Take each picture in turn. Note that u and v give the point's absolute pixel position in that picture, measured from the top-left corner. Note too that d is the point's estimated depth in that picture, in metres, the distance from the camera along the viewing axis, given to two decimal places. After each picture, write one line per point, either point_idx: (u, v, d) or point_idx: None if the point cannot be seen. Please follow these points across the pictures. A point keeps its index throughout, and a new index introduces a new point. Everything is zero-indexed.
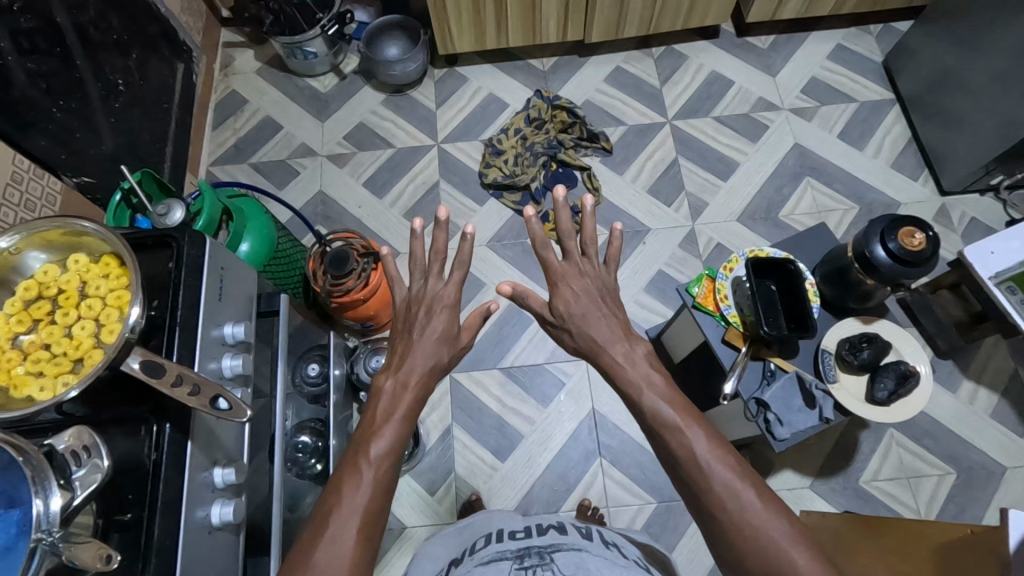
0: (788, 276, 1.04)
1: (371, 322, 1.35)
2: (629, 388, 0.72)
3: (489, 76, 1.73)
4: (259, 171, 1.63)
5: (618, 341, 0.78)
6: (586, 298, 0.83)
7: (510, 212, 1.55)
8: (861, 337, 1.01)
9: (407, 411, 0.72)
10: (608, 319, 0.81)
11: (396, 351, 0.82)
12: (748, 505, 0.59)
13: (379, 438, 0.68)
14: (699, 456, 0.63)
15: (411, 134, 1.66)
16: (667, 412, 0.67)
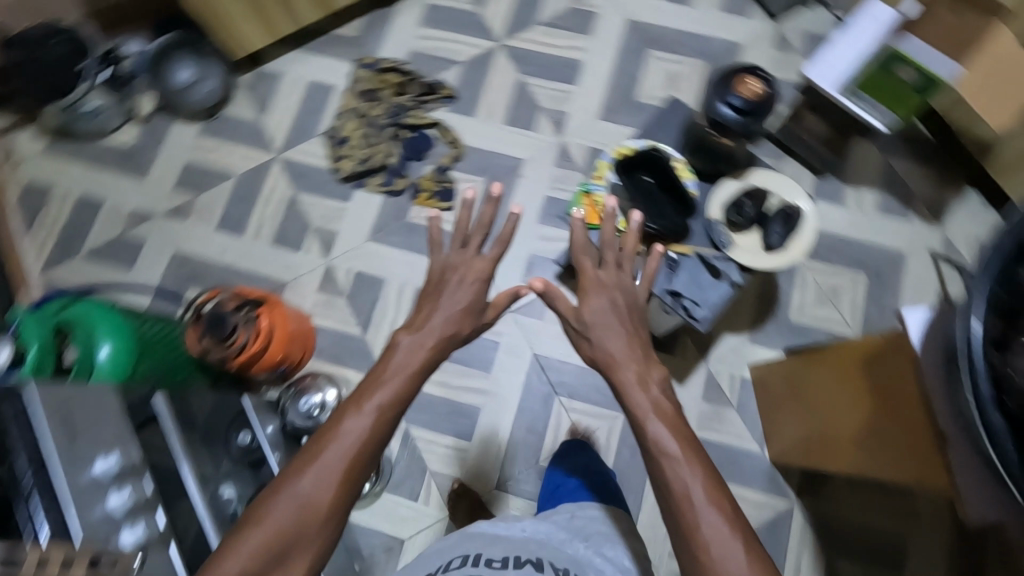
0: (659, 165, 1.05)
1: (284, 365, 1.27)
2: (628, 410, 0.75)
3: (301, 62, 1.57)
4: (99, 258, 1.45)
5: (627, 356, 0.80)
6: (601, 314, 0.83)
7: (379, 196, 1.45)
8: (741, 195, 1.03)
9: (397, 398, 0.75)
10: (617, 331, 0.82)
11: (422, 312, 0.88)
12: (706, 521, 0.65)
13: (383, 390, 0.75)
14: (676, 482, 0.68)
15: (245, 156, 1.51)
16: (669, 441, 0.70)
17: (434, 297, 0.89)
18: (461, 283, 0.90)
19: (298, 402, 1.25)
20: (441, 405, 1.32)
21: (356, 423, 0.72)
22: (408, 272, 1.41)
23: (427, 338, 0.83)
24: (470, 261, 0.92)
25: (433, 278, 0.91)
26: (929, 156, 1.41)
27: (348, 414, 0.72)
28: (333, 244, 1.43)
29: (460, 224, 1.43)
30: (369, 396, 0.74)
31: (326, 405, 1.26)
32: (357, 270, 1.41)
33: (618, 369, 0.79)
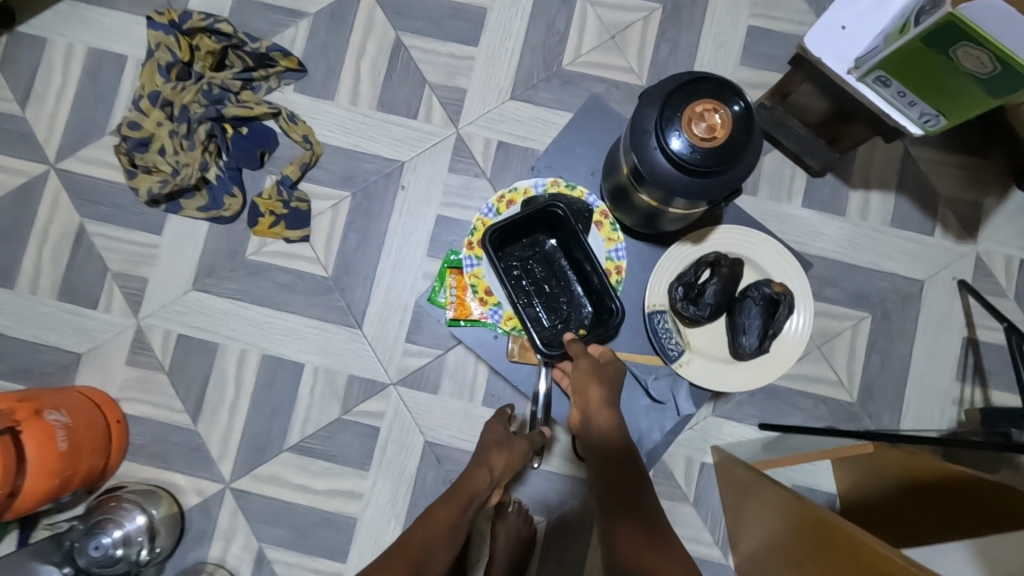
0: (559, 227, 0.92)
1: (66, 491, 0.90)
2: (620, 460, 0.74)
3: (76, 21, 1.07)
4: None
5: (614, 415, 0.77)
6: (608, 383, 0.80)
7: (203, 224, 1.03)
8: (703, 270, 0.88)
9: (479, 487, 0.81)
10: (614, 400, 0.79)
11: (478, 451, 0.87)
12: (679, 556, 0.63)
13: (442, 514, 0.76)
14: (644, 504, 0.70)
15: (7, 167, 1.05)
16: (643, 484, 0.72)
17: (487, 431, 0.90)
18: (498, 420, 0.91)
19: (90, 543, 0.91)
20: (302, 519, 0.99)
21: (435, 528, 0.74)
22: (251, 333, 1.02)
23: (490, 462, 0.84)
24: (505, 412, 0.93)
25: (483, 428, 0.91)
26: (964, 142, 1.01)
27: (427, 514, 0.76)
28: (143, 297, 1.03)
29: (320, 262, 1.03)
30: (446, 504, 0.78)
31: (133, 539, 0.93)
32: (178, 333, 1.02)
33: (613, 438, 0.75)
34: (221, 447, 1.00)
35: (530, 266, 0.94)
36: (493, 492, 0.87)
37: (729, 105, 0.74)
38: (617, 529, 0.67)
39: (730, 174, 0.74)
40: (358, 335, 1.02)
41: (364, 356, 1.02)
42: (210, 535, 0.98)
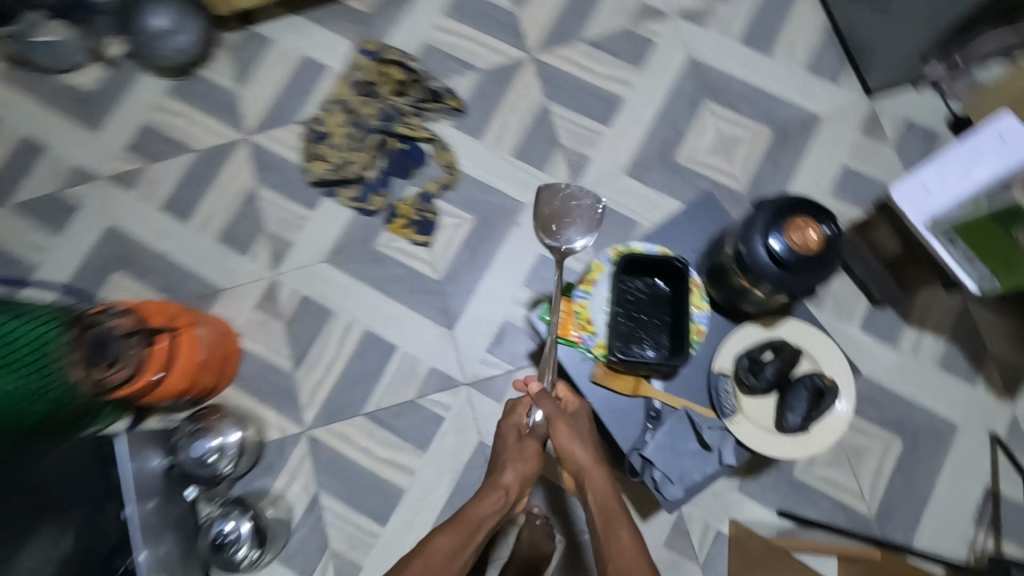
0: (675, 274, 1.00)
1: (188, 396, 1.09)
2: (608, 510, 0.83)
3: (298, 30, 1.34)
4: (27, 215, 1.27)
5: (597, 465, 0.88)
6: (584, 430, 0.94)
7: (349, 212, 1.24)
8: (767, 350, 1.00)
9: (495, 510, 0.87)
10: (592, 449, 0.91)
11: (494, 471, 0.92)
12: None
13: (443, 539, 0.82)
14: (627, 557, 0.78)
15: (212, 130, 1.30)
16: (629, 531, 0.81)
17: (504, 451, 0.95)
18: (519, 415, 0.98)
19: (192, 442, 1.06)
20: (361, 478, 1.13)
21: (439, 551, 0.80)
22: (361, 310, 1.20)
23: (502, 484, 0.89)
24: (523, 409, 0.99)
25: (502, 430, 0.98)
26: None
27: (431, 540, 0.82)
28: (284, 257, 1.23)
29: (433, 267, 1.21)
30: (450, 530, 0.83)
31: (224, 452, 1.07)
32: (303, 294, 1.21)
33: (596, 488, 0.86)
34: (310, 397, 1.17)
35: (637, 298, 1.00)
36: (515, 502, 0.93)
37: (823, 225, 0.89)
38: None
39: (813, 280, 0.89)
40: (447, 335, 1.18)
41: (447, 354, 1.17)
42: (281, 470, 1.13)
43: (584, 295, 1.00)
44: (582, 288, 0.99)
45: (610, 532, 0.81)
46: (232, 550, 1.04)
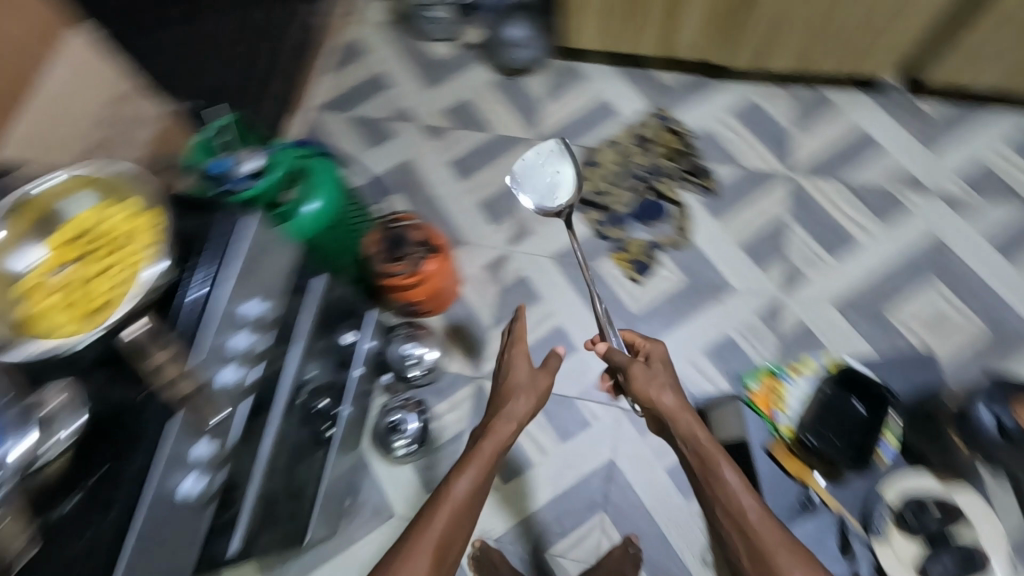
0: (875, 398, 1.08)
1: (417, 306, 1.32)
2: (702, 451, 0.88)
3: (608, 78, 1.62)
4: (355, 127, 1.62)
5: (684, 409, 0.92)
6: (669, 372, 0.98)
7: (587, 229, 1.46)
8: (934, 500, 0.96)
9: (506, 440, 0.95)
10: (677, 394, 0.94)
11: (505, 406, 1.01)
12: (779, 546, 0.78)
13: (462, 478, 0.86)
14: (732, 495, 0.83)
15: (512, 124, 1.59)
16: (728, 467, 0.86)
17: (507, 396, 1.02)
18: (517, 364, 1.07)
19: (402, 344, 1.32)
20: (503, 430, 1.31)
21: (459, 495, 0.84)
22: (562, 308, 1.40)
23: (518, 417, 0.98)
24: (520, 359, 1.09)
25: (511, 384, 1.04)
26: None
27: (449, 487, 0.85)
28: (522, 240, 1.47)
29: (634, 301, 1.39)
30: (467, 472, 0.87)
31: (422, 361, 1.33)
32: (523, 274, 1.44)
33: (682, 422, 0.91)
34: (493, 354, 1.38)
35: (835, 400, 1.09)
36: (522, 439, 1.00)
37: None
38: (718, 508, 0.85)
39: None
40: None
41: None
42: (447, 398, 1.35)
43: (787, 380, 1.19)
44: (789, 374, 1.19)
45: (710, 471, 0.86)
46: (399, 440, 1.28)
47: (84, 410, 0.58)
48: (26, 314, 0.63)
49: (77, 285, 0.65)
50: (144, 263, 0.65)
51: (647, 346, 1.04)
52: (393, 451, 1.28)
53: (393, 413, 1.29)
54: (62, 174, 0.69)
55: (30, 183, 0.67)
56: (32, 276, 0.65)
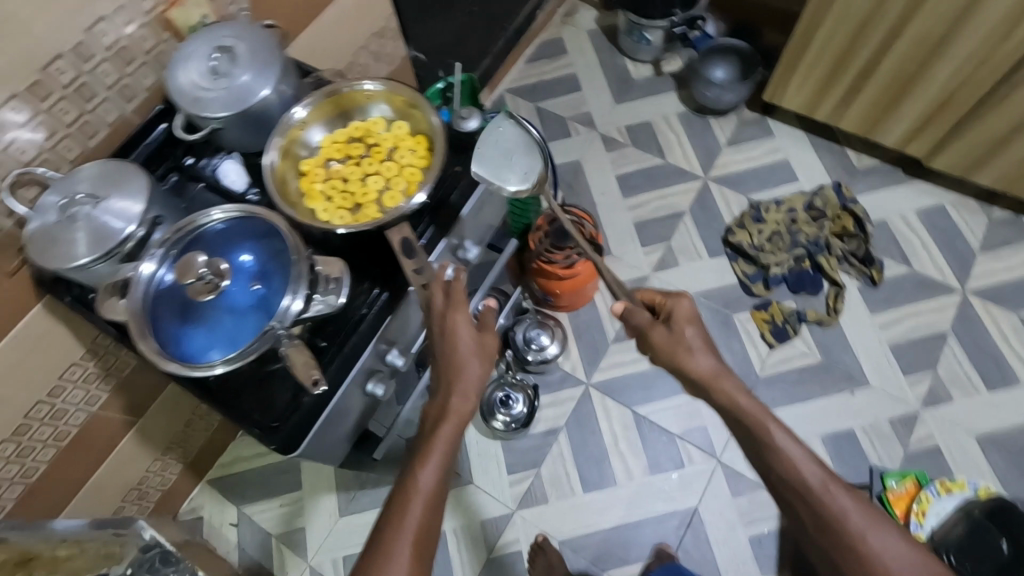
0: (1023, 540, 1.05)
1: (552, 298, 1.38)
2: (747, 419, 0.72)
3: (796, 142, 1.60)
4: (538, 116, 1.69)
5: (724, 369, 0.75)
6: (700, 328, 0.78)
7: (733, 279, 1.45)
8: None
9: (463, 417, 0.68)
10: (711, 350, 0.76)
11: (448, 377, 0.68)
12: (850, 513, 0.64)
13: (427, 466, 0.64)
14: (791, 465, 0.68)
15: (687, 156, 1.61)
16: (778, 428, 0.70)
17: (459, 369, 0.68)
18: (461, 332, 0.67)
19: (528, 329, 1.37)
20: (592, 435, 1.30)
21: (429, 486, 0.64)
22: None
23: (474, 390, 0.68)
24: (461, 316, 0.67)
25: (454, 358, 0.68)
26: None
27: (412, 477, 0.64)
28: (666, 269, 1.48)
29: (761, 364, 1.37)
30: (429, 460, 0.65)
31: (543, 350, 1.36)
32: None
33: (726, 392, 0.74)
34: (608, 367, 1.39)
35: (980, 523, 1.07)
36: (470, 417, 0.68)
37: None
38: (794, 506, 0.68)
39: None
40: None
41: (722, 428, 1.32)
42: (551, 392, 1.37)
43: (933, 492, 1.10)
44: (936, 487, 1.10)
45: (757, 439, 0.71)
46: (500, 413, 1.31)
47: (345, 282, 0.66)
48: (300, 190, 0.74)
49: (346, 183, 0.74)
50: (405, 193, 0.73)
51: (668, 302, 0.80)
52: (491, 422, 1.31)
53: (501, 388, 1.33)
54: (370, 82, 0.76)
55: (348, 84, 0.76)
56: (315, 158, 0.76)
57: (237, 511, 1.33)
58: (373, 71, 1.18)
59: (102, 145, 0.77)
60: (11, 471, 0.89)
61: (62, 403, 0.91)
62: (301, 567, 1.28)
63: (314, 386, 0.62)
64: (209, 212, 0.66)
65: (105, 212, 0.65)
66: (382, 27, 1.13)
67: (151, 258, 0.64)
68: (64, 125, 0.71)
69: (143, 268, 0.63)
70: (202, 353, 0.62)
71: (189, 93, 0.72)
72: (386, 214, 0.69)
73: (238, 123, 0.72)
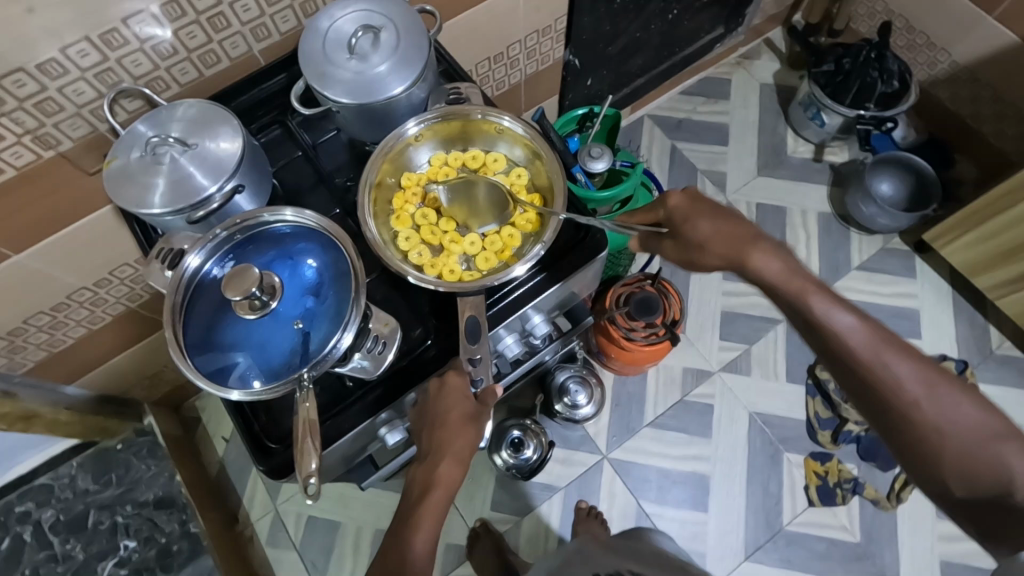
0: None
1: (605, 357, 1.27)
2: (785, 292, 0.63)
3: (937, 297, 1.40)
4: (670, 156, 1.55)
5: (756, 244, 0.65)
6: (712, 215, 0.66)
7: (803, 415, 1.31)
8: None
9: (451, 483, 0.63)
10: (733, 233, 0.65)
11: (431, 444, 0.62)
12: (903, 378, 0.58)
13: (419, 531, 0.61)
14: (836, 334, 0.60)
15: (810, 262, 1.44)
16: (820, 296, 0.62)
17: (446, 428, 0.61)
18: (457, 399, 0.60)
19: (569, 379, 1.26)
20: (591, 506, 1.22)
21: (424, 550, 0.61)
22: (723, 465, 1.28)
23: (460, 457, 0.62)
24: (461, 380, 0.60)
25: (445, 421, 0.60)
26: None
27: (403, 544, 0.61)
28: (735, 373, 1.35)
29: (792, 516, 1.24)
30: (420, 523, 0.61)
31: (575, 409, 1.26)
32: (711, 403, 1.32)
33: (755, 267, 0.64)
34: (631, 449, 1.29)
35: None
36: (453, 476, 0.63)
37: None
38: (839, 370, 0.62)
39: None
40: (738, 556, 1.22)
41: (723, 564, 1.21)
42: (566, 448, 1.30)
43: None
44: None
45: (799, 310, 0.62)
46: (506, 452, 1.23)
47: (394, 342, 0.59)
48: (392, 205, 0.68)
49: (441, 218, 0.68)
50: (495, 256, 0.67)
51: (658, 208, 0.69)
52: (494, 456, 1.24)
53: (517, 427, 1.24)
54: (507, 118, 0.66)
55: (482, 111, 0.66)
56: (418, 174, 0.69)
57: (232, 428, 1.35)
58: (519, 67, 1.08)
59: (219, 76, 0.72)
60: (40, 337, 0.89)
61: (104, 293, 0.91)
62: (268, 507, 1.29)
63: (306, 481, 0.51)
64: (281, 211, 0.60)
65: (182, 176, 0.60)
66: (546, 25, 1.03)
67: (200, 250, 0.58)
68: (187, 50, 0.67)
69: (191, 260, 0.58)
70: (226, 354, 0.56)
71: (319, 64, 0.64)
72: (469, 282, 0.61)
73: (354, 114, 0.65)
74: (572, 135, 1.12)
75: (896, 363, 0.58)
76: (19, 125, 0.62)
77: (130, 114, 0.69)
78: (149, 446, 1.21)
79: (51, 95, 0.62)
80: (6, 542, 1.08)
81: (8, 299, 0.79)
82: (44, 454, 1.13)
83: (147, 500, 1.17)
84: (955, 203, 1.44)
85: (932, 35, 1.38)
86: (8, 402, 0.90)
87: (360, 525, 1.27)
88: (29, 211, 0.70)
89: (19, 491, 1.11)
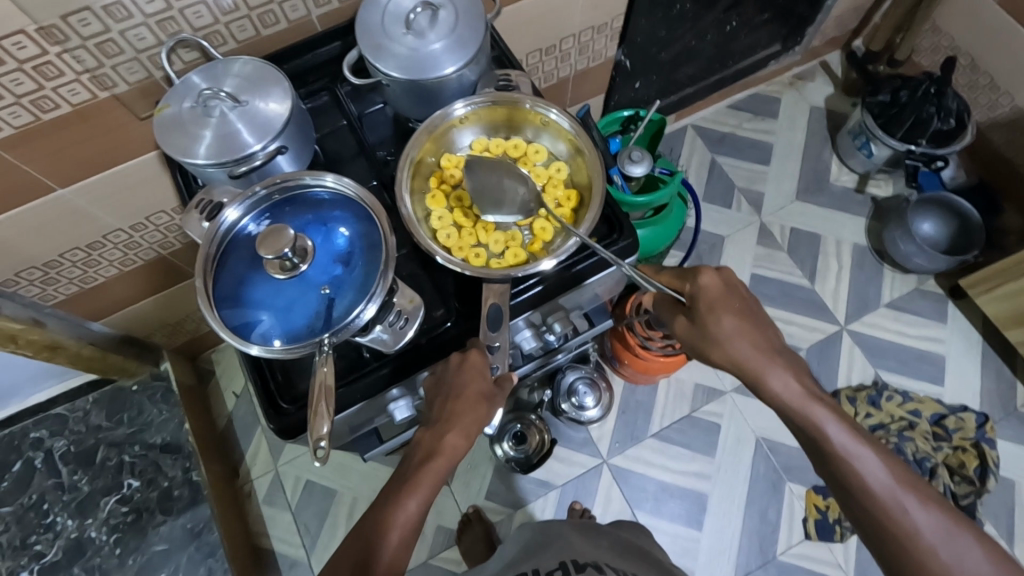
0: None
1: (617, 361, 1.26)
2: (802, 419, 0.59)
3: (965, 345, 1.36)
4: (709, 170, 1.53)
5: (770, 358, 0.60)
6: (737, 311, 0.62)
7: None
8: None
9: (453, 459, 0.61)
10: (754, 339, 0.61)
11: (441, 411, 0.61)
12: (922, 524, 0.53)
13: (410, 494, 0.58)
14: (852, 469, 0.56)
15: (839, 293, 1.41)
16: (836, 426, 0.57)
17: (458, 402, 0.60)
18: (476, 376, 0.60)
19: (579, 381, 1.26)
20: (586, 508, 1.22)
21: (411, 518, 0.57)
22: (724, 485, 1.27)
23: (468, 432, 0.61)
24: (481, 359, 0.61)
25: (461, 393, 0.60)
26: None
27: (391, 508, 0.57)
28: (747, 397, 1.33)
29: (787, 546, 1.22)
30: (410, 488, 0.58)
31: (580, 410, 1.25)
32: (719, 422, 1.31)
33: (780, 385, 0.60)
34: (632, 457, 1.29)
35: None
36: (452, 452, 0.61)
37: None
38: (857, 508, 0.56)
39: None
40: None
41: None
42: (568, 448, 1.30)
43: None
44: None
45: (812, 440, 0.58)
46: (507, 443, 1.26)
47: (415, 319, 0.60)
48: (429, 184, 0.69)
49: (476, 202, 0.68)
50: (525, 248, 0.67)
51: (687, 281, 0.64)
52: (495, 446, 1.26)
53: (519, 422, 1.27)
54: (553, 112, 0.66)
55: (530, 101, 0.66)
56: (459, 157, 0.69)
57: (244, 384, 1.38)
58: (570, 61, 1.07)
59: (275, 37, 0.73)
60: (72, 273, 0.92)
61: (139, 238, 0.93)
62: (269, 466, 1.32)
63: (315, 444, 0.52)
64: (322, 177, 0.61)
65: (229, 131, 0.61)
66: (602, 23, 1.02)
67: (239, 205, 0.59)
68: (248, 8, 0.67)
69: (228, 213, 0.59)
70: (252, 309, 0.56)
71: (375, 35, 0.65)
72: (498, 269, 0.61)
73: (402, 89, 0.65)
74: (613, 137, 1.11)
75: (914, 507, 0.54)
76: (79, 63, 0.63)
77: (186, 65, 0.70)
78: (163, 391, 1.24)
79: (113, 37, 0.63)
80: (18, 465, 1.12)
81: (47, 231, 0.81)
82: (63, 386, 1.17)
83: (154, 443, 1.20)
84: (997, 252, 1.40)
85: (996, 77, 1.34)
86: (36, 330, 0.93)
87: (355, 495, 1.28)
88: (78, 147, 0.72)
89: (35, 418, 1.15)
